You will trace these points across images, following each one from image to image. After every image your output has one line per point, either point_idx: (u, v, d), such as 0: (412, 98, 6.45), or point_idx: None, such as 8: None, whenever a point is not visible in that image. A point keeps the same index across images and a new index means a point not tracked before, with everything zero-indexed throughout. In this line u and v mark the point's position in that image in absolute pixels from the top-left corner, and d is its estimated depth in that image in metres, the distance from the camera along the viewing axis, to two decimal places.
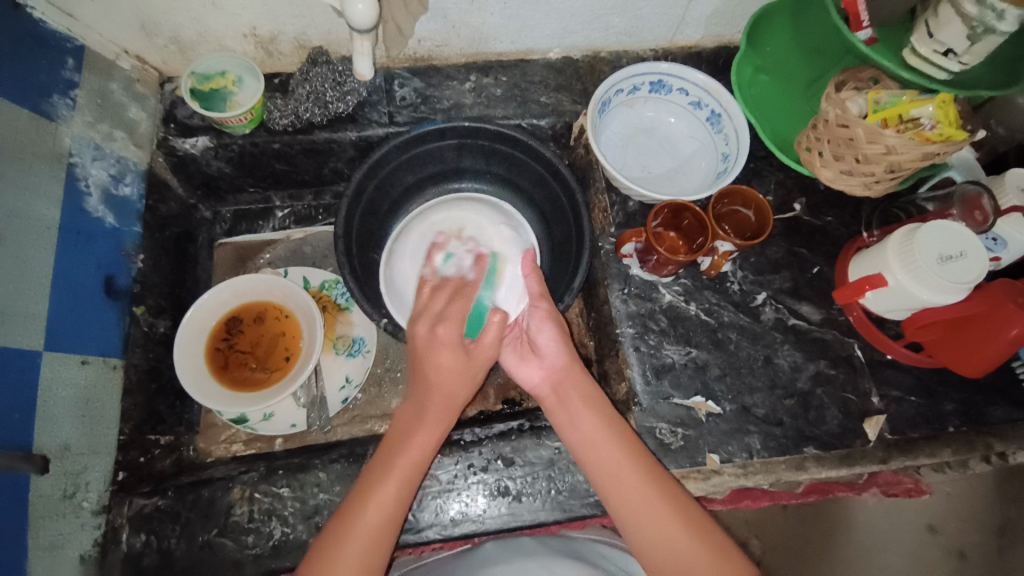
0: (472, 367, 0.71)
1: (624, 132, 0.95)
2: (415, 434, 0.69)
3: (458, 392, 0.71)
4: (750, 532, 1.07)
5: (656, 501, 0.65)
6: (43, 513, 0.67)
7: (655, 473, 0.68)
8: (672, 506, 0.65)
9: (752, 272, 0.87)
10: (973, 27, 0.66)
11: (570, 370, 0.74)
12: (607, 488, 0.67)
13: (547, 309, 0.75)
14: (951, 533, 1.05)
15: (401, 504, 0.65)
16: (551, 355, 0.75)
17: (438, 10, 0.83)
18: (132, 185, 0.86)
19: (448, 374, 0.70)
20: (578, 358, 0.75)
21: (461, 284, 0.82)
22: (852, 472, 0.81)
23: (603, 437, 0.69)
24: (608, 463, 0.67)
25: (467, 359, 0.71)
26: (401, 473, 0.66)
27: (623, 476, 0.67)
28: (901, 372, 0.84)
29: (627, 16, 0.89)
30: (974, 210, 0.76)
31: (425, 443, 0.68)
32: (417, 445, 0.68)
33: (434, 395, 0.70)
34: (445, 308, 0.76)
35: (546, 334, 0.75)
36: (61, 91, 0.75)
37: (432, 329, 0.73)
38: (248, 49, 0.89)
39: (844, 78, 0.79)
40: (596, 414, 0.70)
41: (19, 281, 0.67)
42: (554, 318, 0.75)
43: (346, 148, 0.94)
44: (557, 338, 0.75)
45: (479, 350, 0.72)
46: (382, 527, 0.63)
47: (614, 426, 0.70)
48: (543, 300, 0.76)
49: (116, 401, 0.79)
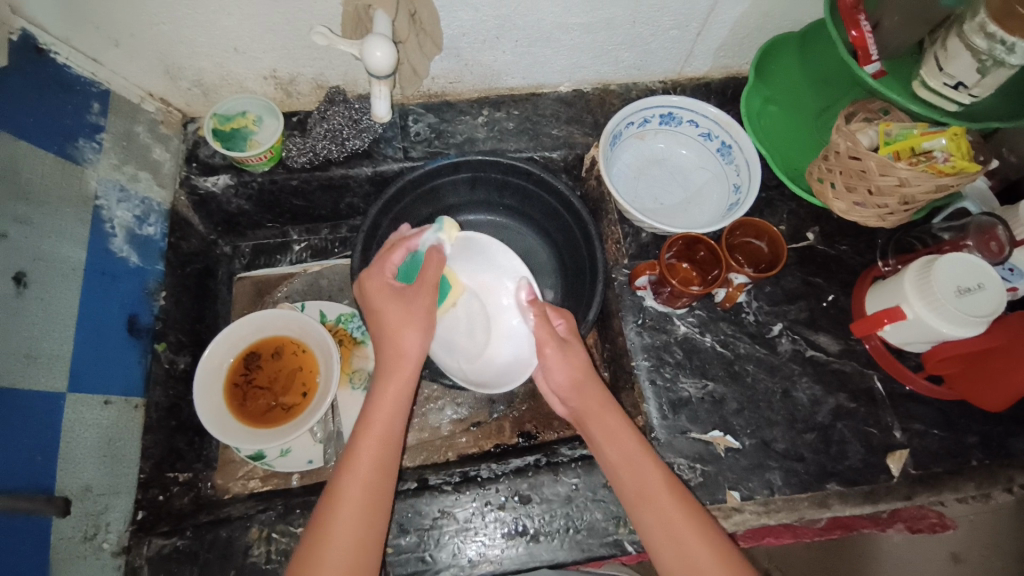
0: (410, 313, 0.69)
1: (636, 164, 0.96)
2: (376, 393, 0.67)
3: (405, 343, 0.68)
4: (772, 563, 1.05)
5: (686, 524, 0.64)
6: (64, 555, 0.68)
7: (685, 497, 0.66)
8: (703, 531, 0.64)
9: (768, 303, 0.86)
10: (983, 60, 0.66)
11: (586, 405, 0.71)
12: (637, 510, 0.66)
13: (552, 355, 0.72)
14: (976, 561, 1.01)
15: (379, 463, 0.64)
16: (567, 393, 0.73)
17: (452, 50, 0.85)
18: (156, 225, 0.88)
19: (389, 334, 0.68)
20: (598, 390, 0.72)
21: (396, 241, 0.75)
22: (877, 509, 0.79)
23: (629, 458, 0.68)
24: (629, 491, 0.67)
25: (404, 300, 0.69)
26: (373, 432, 0.65)
27: (652, 496, 0.65)
28: (924, 405, 0.82)
29: (637, 51, 0.91)
30: (990, 240, 0.77)
31: (391, 398, 0.67)
32: (386, 402, 0.67)
33: (385, 359, 0.68)
34: (376, 260, 0.72)
35: (557, 372, 0.72)
36: (86, 135, 0.78)
37: (362, 282, 0.70)
38: (268, 90, 0.91)
39: (854, 108, 0.80)
40: (616, 443, 0.69)
41: (46, 326, 0.69)
42: (565, 362, 0.72)
43: (362, 183, 0.96)
44: (569, 378, 0.72)
45: (416, 291, 0.69)
46: (364, 492, 0.63)
47: (644, 448, 0.69)
48: (546, 345, 0.72)
49: (137, 439, 0.80)
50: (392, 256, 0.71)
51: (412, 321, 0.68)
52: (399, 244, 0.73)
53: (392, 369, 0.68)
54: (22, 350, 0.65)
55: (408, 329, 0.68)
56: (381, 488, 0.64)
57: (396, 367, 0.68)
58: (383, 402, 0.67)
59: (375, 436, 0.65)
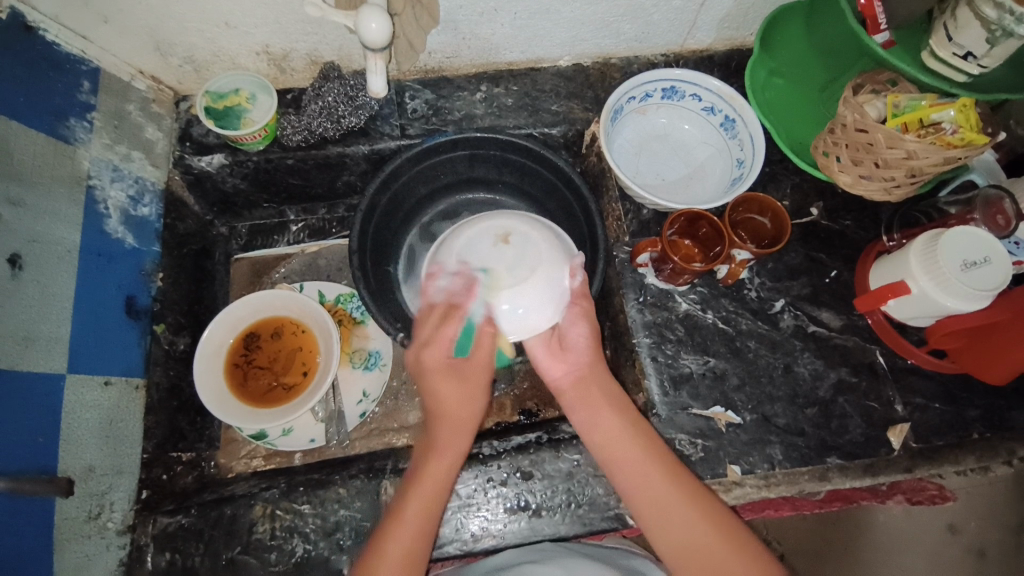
0: (469, 390, 0.70)
1: (637, 139, 0.94)
2: (431, 458, 0.68)
3: (461, 414, 0.70)
4: (770, 533, 1.06)
5: (685, 503, 0.64)
6: (68, 535, 0.68)
7: (681, 475, 0.66)
8: (704, 510, 0.64)
9: (770, 279, 0.86)
10: (993, 30, 0.65)
11: (594, 367, 0.71)
12: (640, 486, 0.65)
13: (585, 308, 0.70)
14: (972, 533, 1.02)
15: (422, 534, 0.65)
16: (579, 353, 0.71)
17: (449, 23, 0.83)
18: (150, 205, 0.87)
19: (449, 405, 0.69)
20: (602, 357, 0.72)
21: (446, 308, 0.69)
22: (876, 482, 0.80)
23: (624, 437, 0.67)
24: (631, 466, 0.66)
25: (462, 380, 0.70)
26: (422, 496, 0.66)
27: (650, 475, 0.65)
28: (925, 378, 0.82)
29: (639, 22, 0.88)
30: (997, 214, 0.76)
31: (442, 470, 0.67)
32: (447, 434, 0.69)
33: (440, 427, 0.69)
34: (433, 331, 0.69)
35: (579, 330, 0.70)
36: (77, 114, 0.76)
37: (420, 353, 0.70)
38: (261, 66, 0.89)
39: (861, 81, 0.78)
40: (619, 417, 0.69)
41: (43, 307, 0.68)
42: (589, 316, 0.70)
43: (359, 162, 0.94)
44: (589, 337, 0.71)
45: (470, 369, 0.70)
46: (407, 558, 0.63)
47: (636, 428, 0.68)
48: (583, 299, 0.70)
49: (139, 420, 0.81)
50: (449, 329, 0.68)
51: (471, 395, 0.70)
52: (477, 283, 0.67)
53: (449, 436, 0.69)
54: (20, 332, 0.65)
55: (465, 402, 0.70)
56: (418, 556, 0.64)
57: (451, 438, 0.69)
58: (432, 469, 0.67)
59: (422, 501, 0.66)
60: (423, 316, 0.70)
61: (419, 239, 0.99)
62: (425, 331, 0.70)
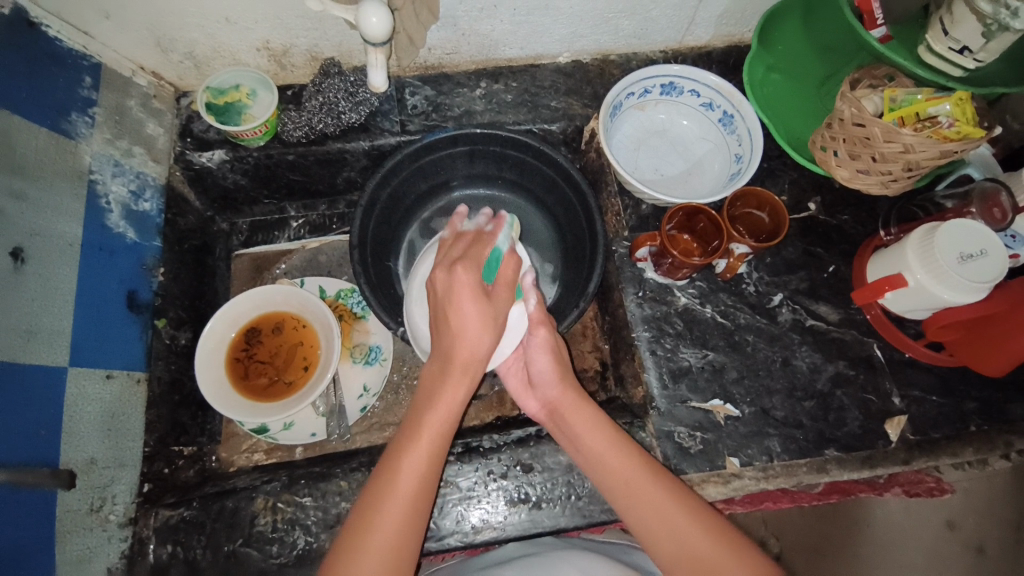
0: (495, 313, 0.66)
1: (636, 135, 0.95)
2: (445, 383, 0.65)
3: (478, 343, 0.65)
4: (769, 531, 1.07)
5: (678, 514, 0.62)
6: (70, 527, 0.68)
7: (673, 486, 0.65)
8: (697, 519, 0.62)
9: (768, 273, 0.86)
10: (988, 24, 0.65)
11: (563, 395, 0.72)
12: (630, 501, 0.64)
13: (545, 336, 0.73)
14: (970, 529, 1.02)
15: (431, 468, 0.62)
16: (546, 384, 0.74)
17: (449, 18, 0.84)
18: (151, 200, 0.88)
19: (467, 338, 0.65)
20: (572, 381, 0.73)
21: (477, 235, 0.72)
22: (875, 474, 0.80)
23: (608, 453, 0.67)
24: (619, 480, 0.65)
25: (490, 306, 0.65)
26: (438, 422, 0.64)
27: (641, 488, 0.64)
28: (922, 371, 0.83)
29: (638, 18, 0.89)
30: (993, 207, 0.77)
31: (457, 396, 0.65)
32: (464, 357, 0.65)
33: (457, 348, 0.65)
34: (466, 251, 0.69)
35: (541, 358, 0.74)
36: (79, 108, 0.77)
37: (451, 270, 0.66)
38: (261, 62, 0.89)
39: (858, 75, 0.78)
40: (600, 433, 0.68)
41: (45, 300, 0.69)
42: (551, 345, 0.74)
43: (359, 158, 0.95)
44: (552, 366, 0.73)
45: (500, 293, 0.67)
46: (418, 488, 0.61)
47: (620, 443, 0.68)
48: (541, 326, 0.73)
49: (141, 413, 0.81)
50: (482, 248, 0.69)
51: (490, 325, 0.65)
52: (503, 219, 0.74)
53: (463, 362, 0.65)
54: (23, 326, 0.65)
55: (484, 332, 0.65)
56: (427, 491, 0.61)
57: (464, 363, 0.65)
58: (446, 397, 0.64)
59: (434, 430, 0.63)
60: (454, 243, 0.71)
61: (419, 234, 0.99)
62: (457, 251, 0.69)
